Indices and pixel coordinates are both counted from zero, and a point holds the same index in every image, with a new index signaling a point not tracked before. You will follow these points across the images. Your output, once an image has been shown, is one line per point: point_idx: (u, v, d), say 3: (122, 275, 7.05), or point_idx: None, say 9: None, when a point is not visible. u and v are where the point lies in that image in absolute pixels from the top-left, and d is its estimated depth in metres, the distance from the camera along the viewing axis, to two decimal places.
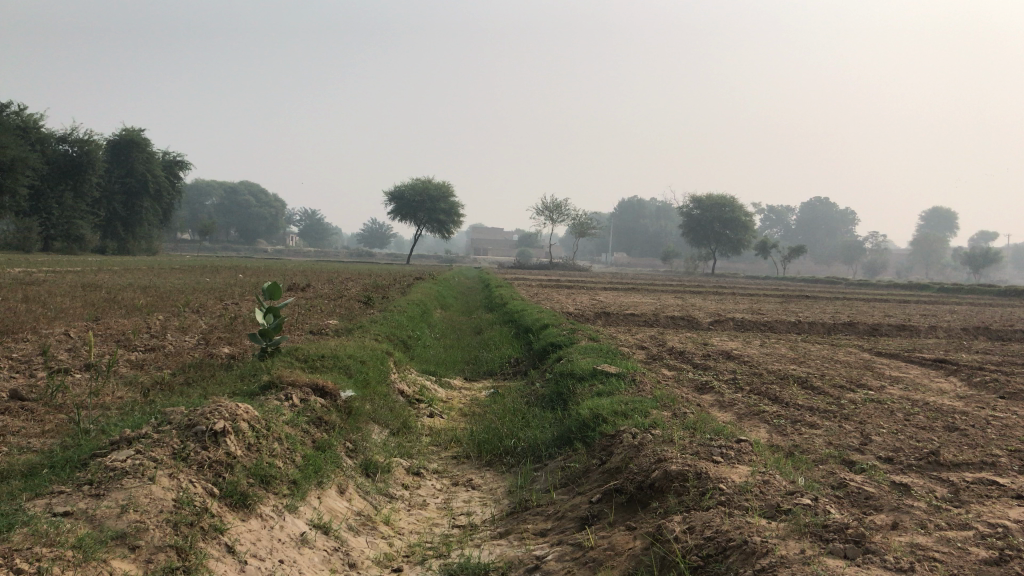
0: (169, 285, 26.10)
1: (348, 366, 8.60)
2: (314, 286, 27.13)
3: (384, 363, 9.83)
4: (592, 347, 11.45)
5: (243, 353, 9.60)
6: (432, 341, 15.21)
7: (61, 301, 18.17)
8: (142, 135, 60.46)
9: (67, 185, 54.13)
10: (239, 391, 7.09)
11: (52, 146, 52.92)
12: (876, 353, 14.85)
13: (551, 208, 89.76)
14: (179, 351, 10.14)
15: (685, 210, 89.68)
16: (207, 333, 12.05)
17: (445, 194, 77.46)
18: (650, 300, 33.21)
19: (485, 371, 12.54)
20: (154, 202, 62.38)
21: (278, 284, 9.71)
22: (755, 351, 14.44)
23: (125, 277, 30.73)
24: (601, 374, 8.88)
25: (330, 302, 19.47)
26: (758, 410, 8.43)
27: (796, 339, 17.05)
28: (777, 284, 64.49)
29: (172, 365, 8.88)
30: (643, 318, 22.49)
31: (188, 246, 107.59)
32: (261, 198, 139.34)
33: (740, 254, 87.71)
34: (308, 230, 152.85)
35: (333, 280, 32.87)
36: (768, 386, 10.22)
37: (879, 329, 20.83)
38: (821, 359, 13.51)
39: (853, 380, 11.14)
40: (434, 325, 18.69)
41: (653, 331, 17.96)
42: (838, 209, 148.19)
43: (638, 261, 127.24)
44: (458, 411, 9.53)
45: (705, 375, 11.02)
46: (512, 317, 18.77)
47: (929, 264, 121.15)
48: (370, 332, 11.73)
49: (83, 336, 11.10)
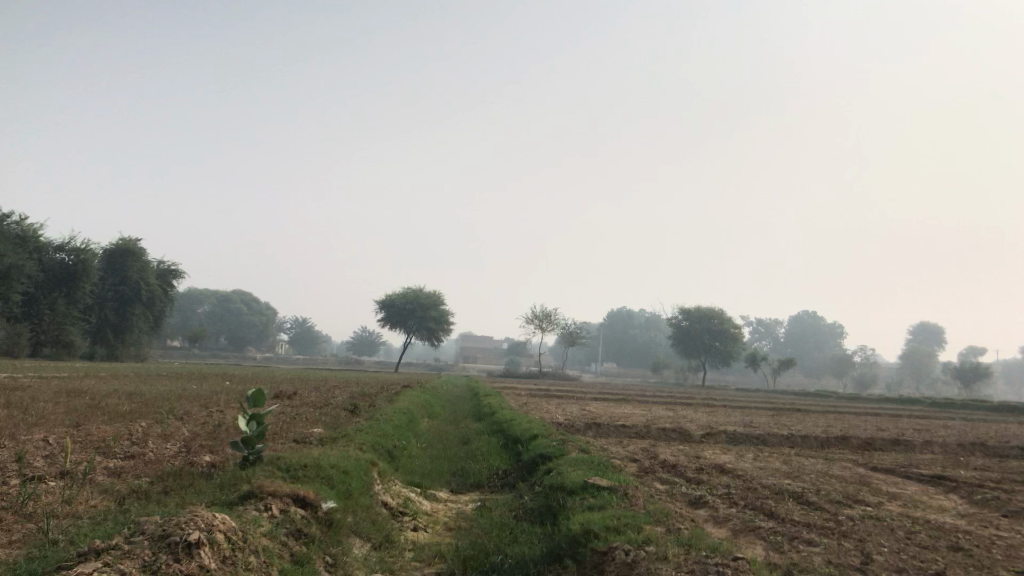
0: (156, 391, 25.83)
1: (331, 476, 8.34)
2: (301, 394, 26.85)
3: (369, 473, 9.60)
4: (582, 459, 11.17)
5: (223, 463, 9.33)
6: (418, 450, 14.86)
7: (43, 406, 17.82)
8: (139, 244, 61.12)
9: (61, 293, 54.09)
10: (217, 500, 6.85)
11: (49, 254, 53.31)
12: (872, 468, 14.58)
13: (542, 316, 90.05)
14: (159, 458, 9.85)
15: (674, 320, 89.88)
16: (188, 441, 11.77)
17: (436, 303, 77.57)
18: (641, 411, 32.91)
19: (472, 484, 12.23)
20: (146, 309, 62.31)
21: (264, 390, 9.55)
22: (748, 465, 14.15)
23: (111, 383, 30.39)
24: (592, 487, 8.61)
25: (316, 409, 19.20)
26: (754, 525, 8.22)
27: (789, 453, 16.76)
28: (767, 396, 64.32)
29: (149, 473, 8.62)
30: (633, 428, 22.22)
31: (176, 352, 107.05)
32: (252, 304, 139.64)
33: (730, 366, 87.59)
34: (298, 338, 152.69)
35: (321, 388, 32.54)
36: (762, 501, 9.98)
37: (874, 443, 20.53)
38: (816, 474, 13.25)
39: (850, 496, 10.89)
40: (421, 435, 18.33)
41: (644, 443, 17.65)
42: (827, 323, 149.17)
43: (628, 371, 127.03)
44: (444, 525, 9.22)
45: (698, 489, 10.74)
46: (500, 427, 18.47)
47: (919, 378, 121.02)
48: (355, 442, 11.46)
49: (61, 442, 10.78)
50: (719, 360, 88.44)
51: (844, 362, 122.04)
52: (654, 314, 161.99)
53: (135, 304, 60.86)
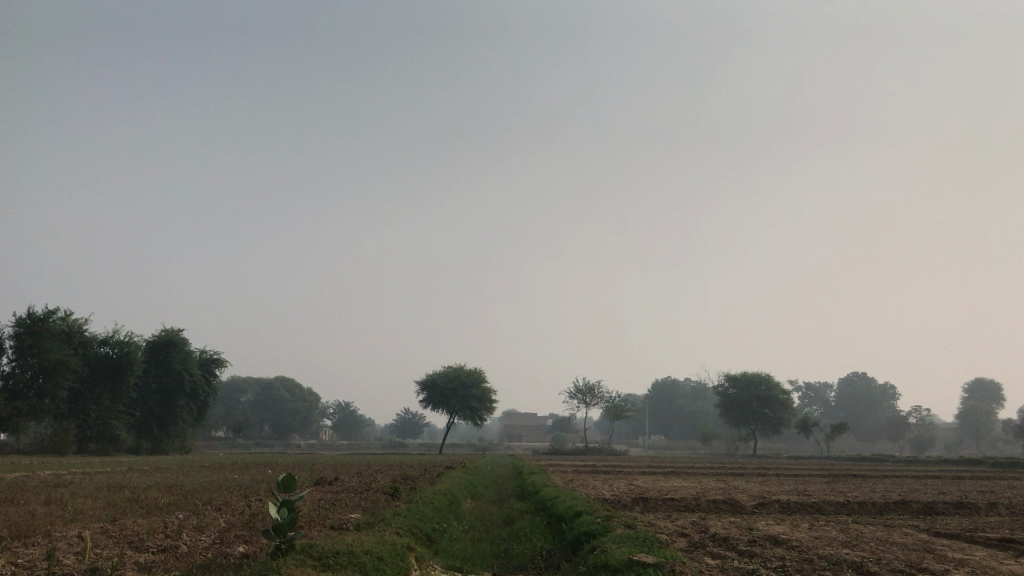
0: (198, 483, 25.68)
1: (364, 563, 8.05)
2: (343, 479, 26.49)
3: (405, 558, 9.27)
4: (627, 535, 10.71)
5: (257, 552, 9.07)
6: (460, 533, 14.45)
7: (83, 502, 17.73)
8: (181, 334, 62.16)
9: (106, 387, 54.79)
10: None
11: (94, 349, 54.24)
12: (935, 534, 13.86)
13: (584, 391, 89.10)
14: (192, 551, 9.63)
15: (720, 389, 88.29)
16: (223, 532, 11.53)
17: (478, 380, 77.31)
18: (690, 484, 31.97)
19: (515, 566, 11.79)
20: (191, 399, 62.66)
21: (295, 475, 9.34)
22: (803, 536, 13.50)
23: (154, 476, 30.35)
24: (637, 565, 8.18)
25: (355, 495, 18.86)
26: None
27: (847, 521, 16.01)
28: (822, 463, 62.28)
29: (179, 567, 8.39)
30: (682, 502, 21.48)
31: (222, 443, 107.37)
32: (295, 391, 140.22)
33: (780, 433, 85.41)
34: (342, 423, 152.54)
35: (362, 473, 32.16)
36: (820, 573, 9.44)
37: (936, 508, 19.59)
38: (876, 542, 12.58)
39: (913, 564, 10.27)
40: (462, 517, 17.87)
41: (694, 517, 17.00)
42: (878, 385, 145.44)
43: (675, 443, 124.48)
44: None
45: (751, 563, 10.20)
46: (544, 505, 17.95)
47: (979, 437, 116.82)
48: (393, 526, 11.16)
49: (95, 539, 10.63)
50: (769, 428, 86.34)
51: (899, 425, 118.39)
52: (698, 383, 159.49)
53: (179, 395, 61.29)
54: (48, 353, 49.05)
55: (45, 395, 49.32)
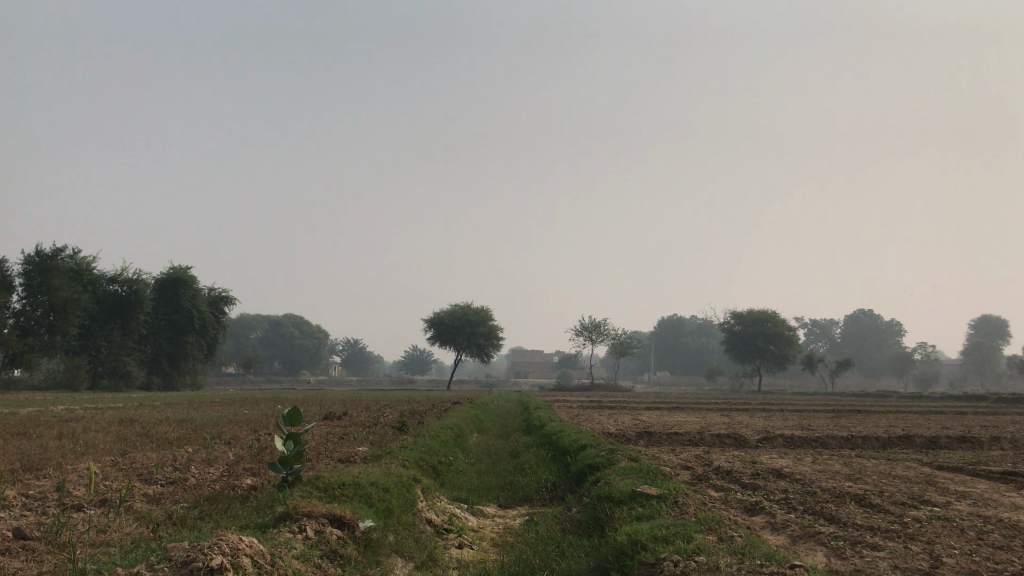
0: (208, 417, 25.99)
1: (369, 494, 8.11)
2: (351, 414, 26.77)
3: (411, 490, 9.35)
4: (631, 468, 10.77)
5: (265, 484, 9.17)
6: (466, 466, 14.59)
7: (95, 435, 17.94)
8: (189, 273, 61.78)
9: (116, 324, 55.19)
10: (251, 524, 6.66)
11: (103, 287, 54.45)
12: (938, 467, 13.92)
13: (591, 327, 89.46)
14: (200, 483, 9.73)
15: (727, 326, 88.51)
16: (232, 465, 11.64)
17: (484, 318, 77.46)
18: (695, 419, 32.23)
19: (521, 498, 11.91)
20: (200, 336, 63.07)
21: (300, 409, 9.38)
22: (806, 469, 13.59)
23: (166, 411, 30.75)
24: (640, 497, 8.22)
25: (363, 430, 19.02)
26: (814, 531, 7.77)
27: (850, 455, 16.10)
28: (827, 398, 62.68)
29: (188, 499, 8.47)
30: (687, 436, 21.63)
31: (233, 379, 108.62)
32: (304, 328, 141.20)
33: (786, 369, 85.81)
34: (351, 360, 154.02)
35: (370, 408, 32.47)
36: (822, 505, 9.50)
37: (940, 442, 19.68)
38: (879, 475, 12.66)
39: (915, 497, 10.33)
40: (469, 450, 18.05)
41: (698, 451, 17.12)
42: (884, 322, 145.61)
43: (681, 379, 125.41)
44: (490, 541, 8.93)
45: (754, 496, 10.27)
46: (549, 439, 18.10)
47: (984, 373, 117.31)
48: (399, 459, 11.26)
49: (105, 472, 10.75)
50: (774, 364, 86.71)
51: (904, 361, 118.84)
52: (704, 320, 159.92)
53: (189, 332, 61.69)
54: (57, 291, 49.07)
55: (56, 332, 49.72)
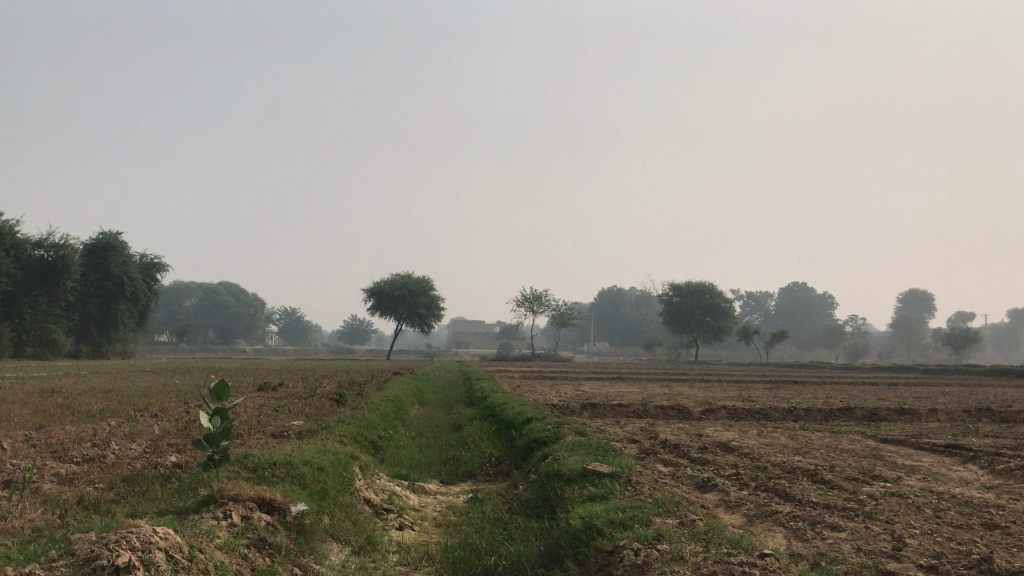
0: (137, 388, 24.95)
1: (303, 475, 7.52)
2: (288, 384, 26.00)
3: (348, 468, 8.80)
4: (579, 443, 10.38)
5: (191, 463, 8.54)
6: (406, 440, 14.06)
7: (11, 407, 16.93)
8: (120, 238, 59.70)
9: (42, 291, 52.98)
10: (172, 508, 6.08)
11: (28, 252, 52.00)
12: (883, 440, 13.89)
13: (531, 298, 89.48)
14: (119, 461, 9.02)
15: (665, 297, 89.35)
16: (156, 441, 10.90)
17: (425, 288, 76.70)
18: (636, 389, 32.23)
19: (464, 474, 11.46)
20: (131, 304, 61.09)
21: (228, 382, 8.73)
22: (754, 442, 13.41)
23: (93, 381, 29.47)
24: (592, 475, 7.79)
25: (299, 402, 18.33)
26: (771, 510, 7.49)
27: (794, 428, 16.02)
28: (762, 369, 63.63)
29: (104, 480, 7.75)
30: (630, 408, 21.48)
31: (166, 349, 105.99)
32: (241, 296, 138.36)
33: (722, 340, 87.13)
34: (288, 329, 151.86)
35: (307, 378, 31.68)
36: (775, 481, 9.26)
37: (878, 414, 19.83)
38: (825, 449, 12.52)
39: (865, 472, 10.16)
40: (409, 424, 17.53)
41: (643, 423, 16.88)
42: (816, 295, 149.11)
43: (621, 350, 126.61)
44: (433, 521, 8.48)
45: (704, 470, 10.00)
46: (492, 411, 17.70)
47: (910, 345, 121.00)
48: (335, 433, 10.69)
49: (16, 449, 9.95)
50: (711, 335, 87.89)
51: (836, 333, 121.85)
52: (643, 292, 161.50)
53: (120, 300, 59.55)
54: None
55: None
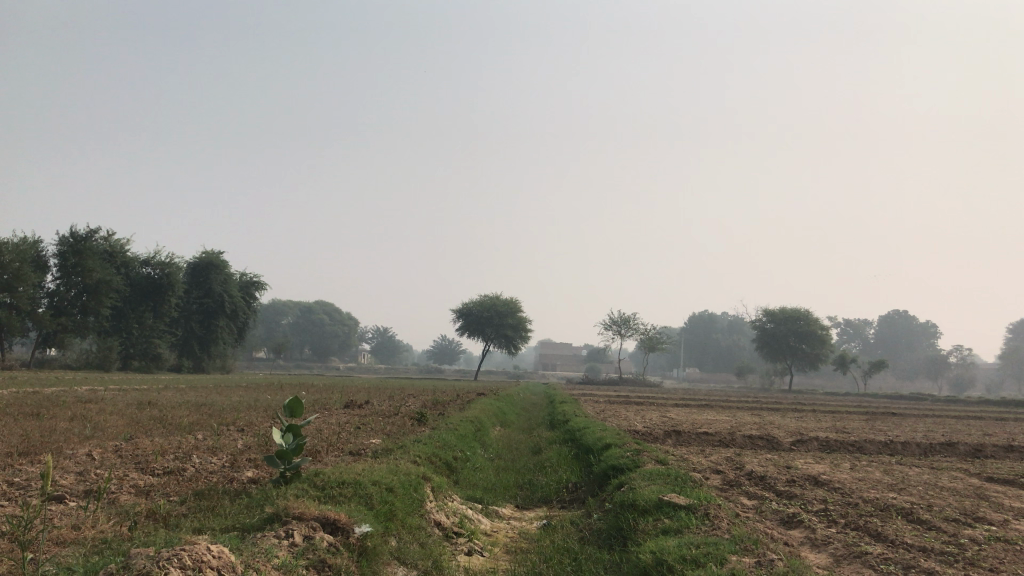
0: (229, 403, 25.60)
1: (370, 496, 7.44)
2: (373, 403, 26.22)
3: (419, 489, 8.68)
4: (657, 472, 10.02)
5: (265, 479, 8.59)
6: (484, 462, 13.90)
7: (108, 418, 17.55)
8: (221, 257, 61.81)
9: (148, 307, 55.27)
10: (236, 527, 6.08)
11: (136, 269, 54.29)
12: (988, 480, 12.99)
13: (620, 321, 88.58)
14: (197, 475, 9.16)
15: (758, 323, 87.10)
16: (236, 455, 11.04)
17: (513, 310, 76.75)
18: (726, 417, 31.27)
19: (539, 499, 11.23)
20: (230, 320, 63.06)
21: (301, 399, 8.76)
22: (847, 477, 12.72)
23: (189, 394, 30.42)
24: (667, 507, 7.46)
25: (381, 420, 18.45)
26: (861, 551, 7.01)
27: (891, 462, 15.18)
28: (861, 400, 61.10)
29: (179, 493, 7.84)
30: (717, 437, 20.81)
31: (262, 364, 109.26)
32: (334, 315, 141.57)
33: (818, 369, 84.32)
34: (380, 348, 154.53)
35: (393, 397, 31.95)
36: (868, 519, 8.70)
37: (985, 451, 18.62)
38: (924, 486, 11.77)
39: (967, 513, 9.45)
40: (488, 445, 17.38)
41: (729, 453, 16.29)
42: (920, 324, 142.95)
43: (711, 376, 123.98)
44: (504, 547, 8.29)
45: (791, 506, 9.52)
46: (573, 436, 17.39)
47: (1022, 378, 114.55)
48: (409, 453, 10.62)
49: (104, 460, 10.24)
50: (806, 363, 85.18)
51: (940, 364, 116.39)
52: (735, 317, 157.99)
53: (219, 316, 61.59)
54: (90, 272, 49.09)
55: (88, 313, 49.94)
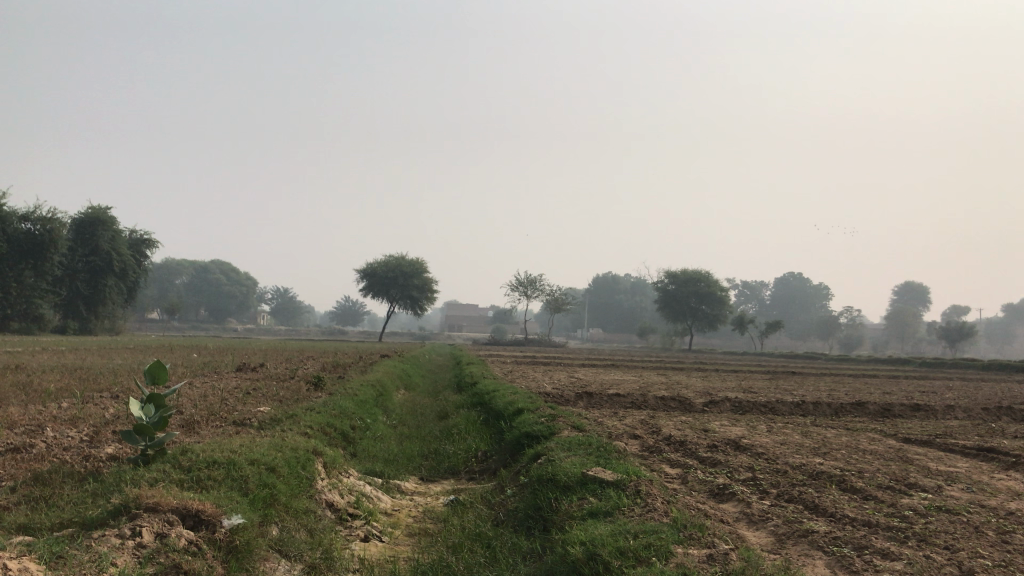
0: (110, 366, 23.61)
1: (245, 479, 6.30)
2: (268, 367, 24.68)
3: (308, 466, 7.56)
4: (575, 441, 9.12)
5: (122, 458, 7.31)
6: (385, 431, 12.85)
7: None
8: (109, 213, 57.96)
9: (27, 265, 51.34)
10: (71, 524, 4.93)
11: (14, 224, 50.22)
12: (905, 441, 12.68)
13: (525, 283, 88.21)
14: (47, 452, 7.79)
15: (659, 285, 88.06)
16: (99, 427, 9.62)
17: (419, 271, 75.30)
18: (632, 378, 30.96)
19: (446, 470, 10.29)
20: (120, 280, 59.54)
21: (165, 364, 7.52)
22: (768, 441, 12.16)
23: (65, 358, 28.03)
24: (590, 483, 6.60)
25: (275, 385, 17.09)
26: (806, 529, 6.28)
27: (806, 424, 14.81)
28: (759, 359, 62.35)
29: (14, 477, 6.51)
30: (627, 398, 20.31)
31: (156, 326, 104.58)
32: (233, 275, 136.68)
33: (716, 330, 85.94)
34: (281, 309, 150.63)
35: (292, 359, 30.33)
36: (801, 489, 8.09)
37: (891, 411, 18.57)
38: (847, 450, 11.33)
39: (900, 479, 8.94)
40: (390, 411, 16.31)
41: (643, 415, 15.64)
42: (811, 286, 147.99)
43: (614, 337, 125.36)
44: (406, 530, 7.29)
45: (717, 475, 8.85)
46: (482, 399, 16.47)
47: (904, 337, 119.89)
48: (300, 424, 9.46)
49: None
50: (706, 323, 86.73)
51: (830, 324, 120.68)
52: (638, 278, 160.28)
53: (108, 275, 58.03)
54: None
55: None
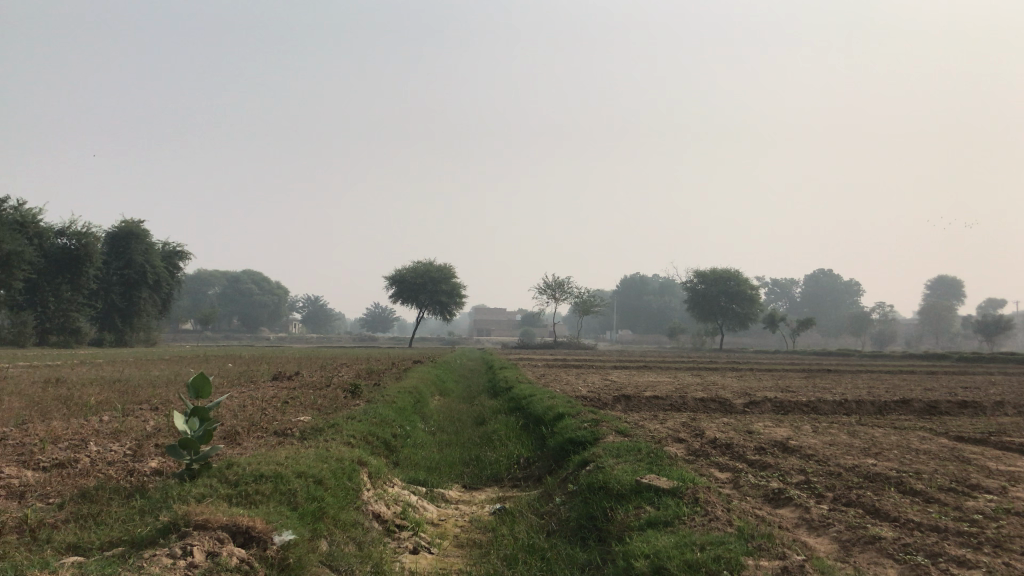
0: (148, 377, 23.77)
1: (293, 492, 6.18)
2: (302, 375, 24.70)
3: (354, 477, 7.45)
4: (622, 447, 8.91)
5: (166, 473, 7.20)
6: (425, 437, 12.72)
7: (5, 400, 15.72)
8: (141, 226, 58.62)
9: (64, 280, 51.97)
10: (121, 542, 4.84)
11: (51, 240, 50.88)
12: (957, 439, 12.29)
13: (554, 285, 87.93)
14: (92, 468, 7.72)
15: (689, 284, 87.29)
16: (141, 440, 9.57)
17: (447, 276, 75.32)
18: (666, 380, 30.63)
19: (489, 477, 10.14)
20: (153, 292, 60.21)
21: (209, 377, 7.42)
22: (816, 442, 11.86)
23: (104, 370, 28.28)
24: (644, 490, 6.41)
25: (312, 393, 17.03)
26: (872, 535, 6.04)
27: (852, 423, 14.44)
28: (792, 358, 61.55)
29: (62, 494, 6.44)
30: (665, 400, 20.03)
31: (190, 336, 105.70)
32: (263, 284, 137.80)
33: (748, 328, 85.04)
34: (311, 317, 151.63)
35: (325, 367, 30.36)
36: (858, 492, 7.82)
37: (937, 407, 18.10)
38: (899, 450, 11.00)
39: (961, 480, 8.63)
40: (428, 417, 16.21)
41: (683, 417, 15.37)
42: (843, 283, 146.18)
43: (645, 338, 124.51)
44: (454, 541, 7.14)
45: (769, 478, 8.60)
46: (519, 404, 16.31)
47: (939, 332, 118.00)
48: (342, 434, 9.35)
49: None
50: (737, 322, 85.88)
51: (863, 321, 119.03)
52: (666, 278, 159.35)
53: (142, 287, 58.71)
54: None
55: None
